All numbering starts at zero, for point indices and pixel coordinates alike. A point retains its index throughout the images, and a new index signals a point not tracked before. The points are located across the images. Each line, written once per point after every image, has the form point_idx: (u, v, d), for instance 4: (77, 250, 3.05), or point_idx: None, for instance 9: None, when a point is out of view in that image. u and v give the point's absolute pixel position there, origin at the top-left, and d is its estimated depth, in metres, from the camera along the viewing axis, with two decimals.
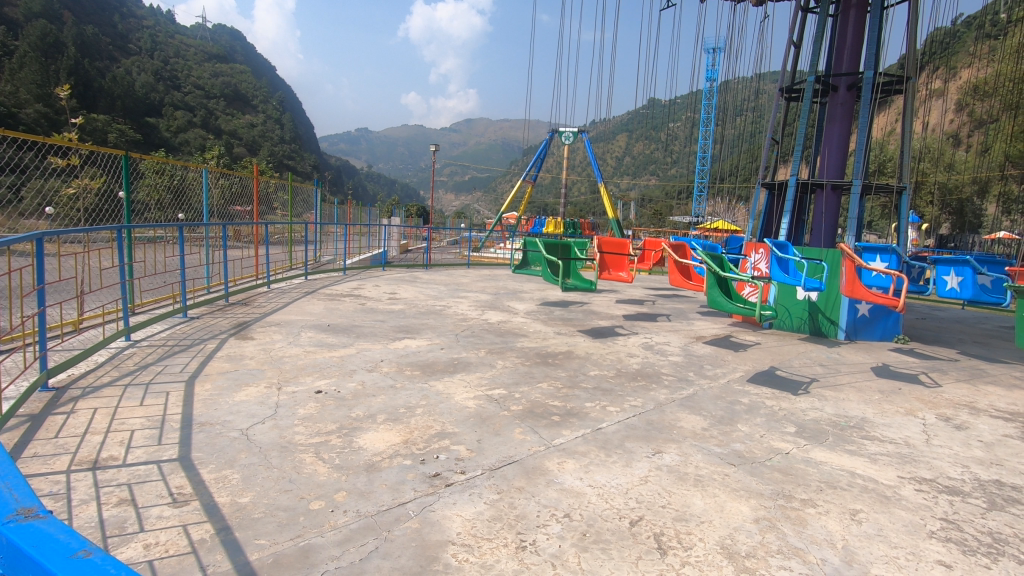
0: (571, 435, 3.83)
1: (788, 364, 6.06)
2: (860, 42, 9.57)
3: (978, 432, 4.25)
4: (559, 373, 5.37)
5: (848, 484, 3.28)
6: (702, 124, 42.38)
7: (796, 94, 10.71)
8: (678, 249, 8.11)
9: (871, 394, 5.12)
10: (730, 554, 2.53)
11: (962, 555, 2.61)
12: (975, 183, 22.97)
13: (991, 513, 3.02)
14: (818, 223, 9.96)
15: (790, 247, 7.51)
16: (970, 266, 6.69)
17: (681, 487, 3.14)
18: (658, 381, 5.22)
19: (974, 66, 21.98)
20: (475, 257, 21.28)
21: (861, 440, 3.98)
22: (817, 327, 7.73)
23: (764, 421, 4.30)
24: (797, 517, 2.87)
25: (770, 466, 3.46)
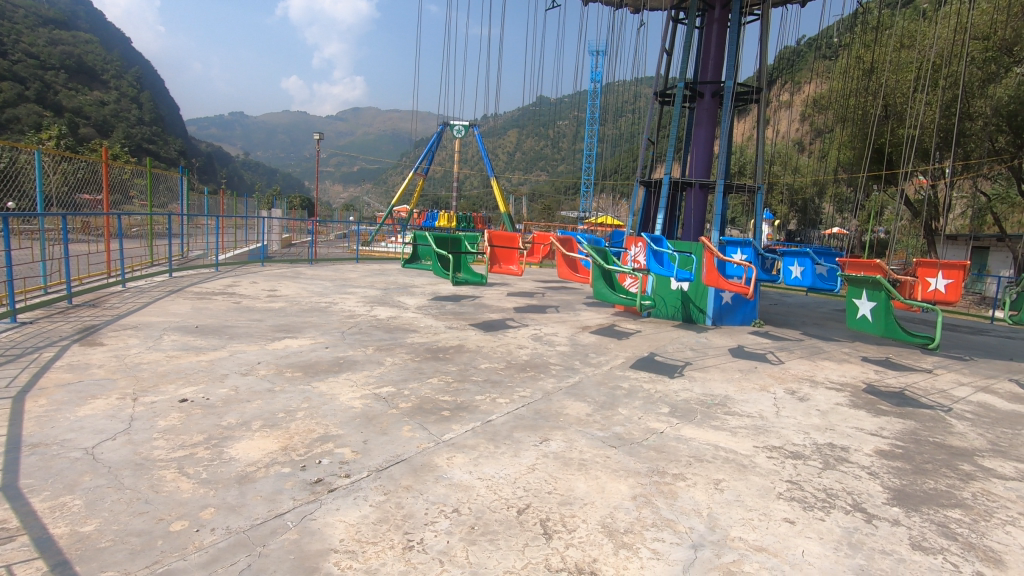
0: (461, 429, 3.82)
1: (663, 350, 6.54)
2: (722, 54, 10.50)
3: (816, 402, 4.88)
4: (449, 367, 5.34)
5: (713, 456, 3.60)
6: (588, 123, 44.20)
7: (669, 99, 11.51)
8: (566, 243, 8.39)
9: (732, 373, 5.68)
10: (610, 531, 2.66)
11: (803, 511, 2.97)
12: (816, 185, 26.26)
13: (825, 472, 3.48)
14: (688, 218, 10.81)
15: (665, 241, 8.08)
16: (809, 257, 7.78)
17: (565, 472, 3.25)
18: (546, 371, 5.38)
19: (814, 82, 25.02)
20: (364, 251, 20.51)
21: (724, 416, 4.40)
22: (688, 315, 8.42)
23: (642, 403, 4.59)
24: (668, 490, 3.10)
25: (645, 446, 3.70)
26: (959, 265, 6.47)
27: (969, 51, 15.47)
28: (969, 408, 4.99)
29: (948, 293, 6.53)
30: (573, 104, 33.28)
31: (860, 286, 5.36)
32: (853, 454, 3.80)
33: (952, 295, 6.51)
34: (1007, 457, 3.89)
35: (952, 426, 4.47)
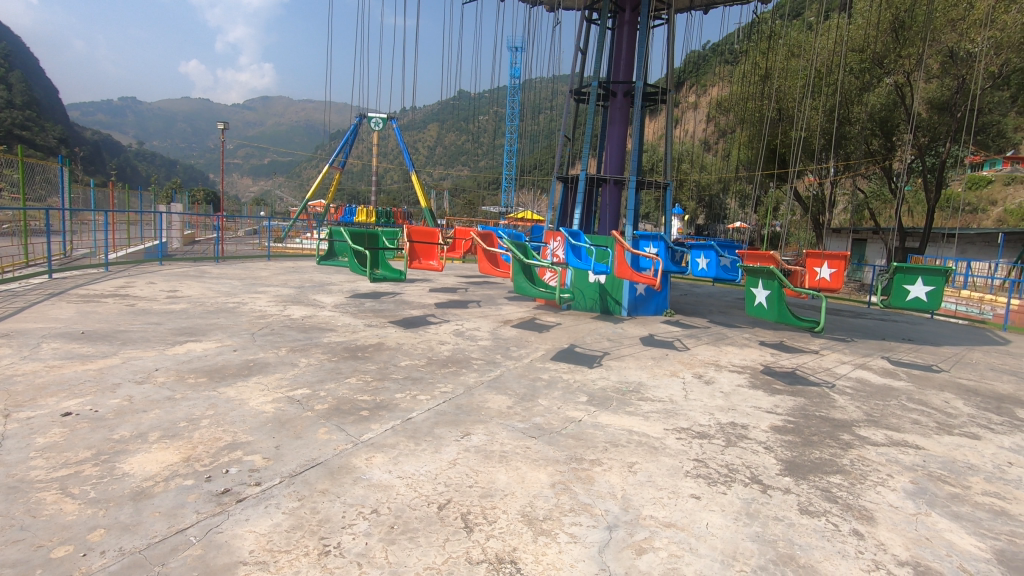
0: (381, 428, 3.74)
1: (582, 341, 6.74)
2: (633, 55, 10.94)
3: (719, 384, 5.24)
4: (368, 366, 5.21)
5: (628, 440, 3.77)
6: (508, 118, 44.49)
7: (584, 97, 11.81)
8: (486, 238, 8.43)
9: (646, 361, 5.97)
10: (530, 520, 2.72)
11: (708, 486, 3.19)
12: (720, 183, 28.03)
13: (728, 449, 3.74)
14: (604, 213, 11.18)
15: (582, 235, 8.32)
16: (713, 250, 8.28)
17: (486, 465, 3.28)
18: (467, 366, 5.39)
19: (717, 86, 26.67)
20: (277, 249, 19.53)
21: (638, 402, 4.61)
22: (605, 306, 8.73)
23: (561, 394, 4.72)
24: (585, 476, 3.21)
25: (564, 435, 3.81)
26: (841, 256, 7.14)
27: (848, 62, 17.07)
28: (849, 383, 5.55)
29: (831, 281, 7.19)
30: (492, 100, 33.35)
31: (758, 276, 5.78)
32: (751, 430, 4.11)
33: (835, 282, 7.18)
34: (879, 426, 4.38)
35: (835, 401, 4.96)
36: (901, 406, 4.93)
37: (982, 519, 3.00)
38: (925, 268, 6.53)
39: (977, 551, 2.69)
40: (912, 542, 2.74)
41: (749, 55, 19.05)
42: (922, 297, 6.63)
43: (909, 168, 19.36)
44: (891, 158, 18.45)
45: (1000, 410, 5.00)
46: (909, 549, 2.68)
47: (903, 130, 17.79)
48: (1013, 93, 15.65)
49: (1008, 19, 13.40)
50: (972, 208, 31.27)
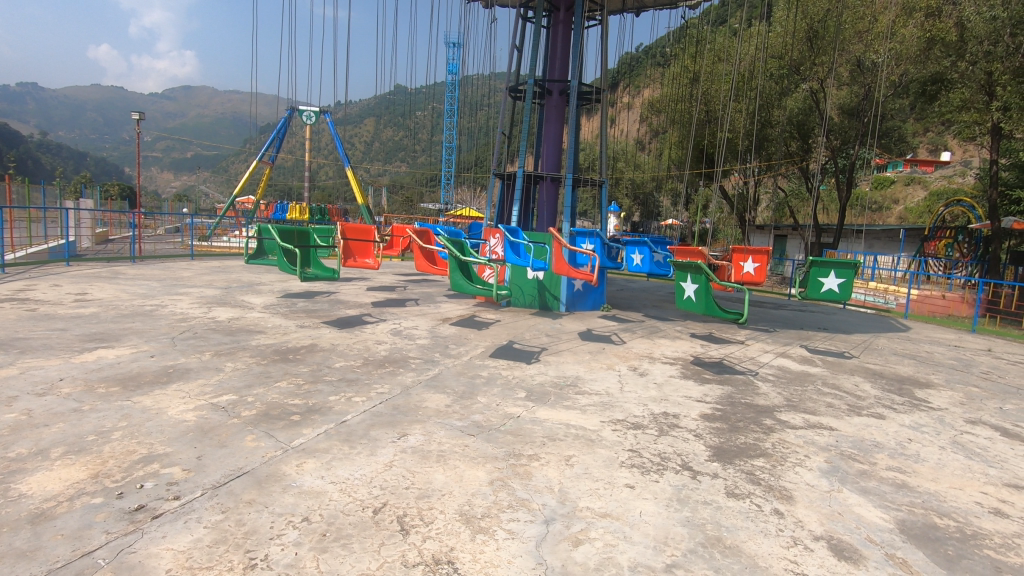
0: (313, 433, 3.61)
1: (521, 337, 6.79)
2: (568, 55, 11.13)
3: (653, 376, 5.42)
4: (300, 369, 5.01)
5: (565, 435, 3.82)
6: (447, 114, 44.11)
7: (520, 95, 11.87)
8: (423, 236, 8.31)
9: (583, 355, 6.08)
10: (467, 518, 2.70)
11: (641, 475, 3.28)
12: (654, 181, 28.99)
13: (661, 438, 3.87)
14: (541, 210, 11.28)
15: (520, 233, 8.38)
16: (647, 246, 8.57)
17: (424, 466, 3.23)
18: (405, 365, 5.30)
19: (650, 87, 27.57)
20: (202, 248, 18.48)
21: (575, 395, 4.69)
22: (544, 303, 8.83)
23: (499, 390, 4.72)
24: (524, 471, 3.23)
25: (503, 431, 3.81)
26: (764, 251, 7.55)
27: (768, 68, 18.06)
28: (772, 371, 5.89)
29: (756, 275, 7.59)
30: (430, 95, 32.95)
31: (686, 271, 6.01)
32: (683, 419, 4.27)
33: (759, 276, 7.58)
34: (797, 410, 4.67)
35: (759, 388, 5.24)
36: (817, 390, 5.29)
37: (886, 492, 3.26)
38: (837, 261, 7.02)
39: (881, 522, 2.92)
40: (826, 517, 2.94)
41: (679, 58, 19.79)
42: (834, 289, 7.14)
43: (823, 169, 20.77)
44: (808, 159, 19.69)
45: (901, 391, 5.46)
46: (824, 524, 2.86)
47: (818, 133, 19.02)
48: (910, 101, 17.09)
49: (905, 32, 14.62)
50: (877, 206, 33.92)
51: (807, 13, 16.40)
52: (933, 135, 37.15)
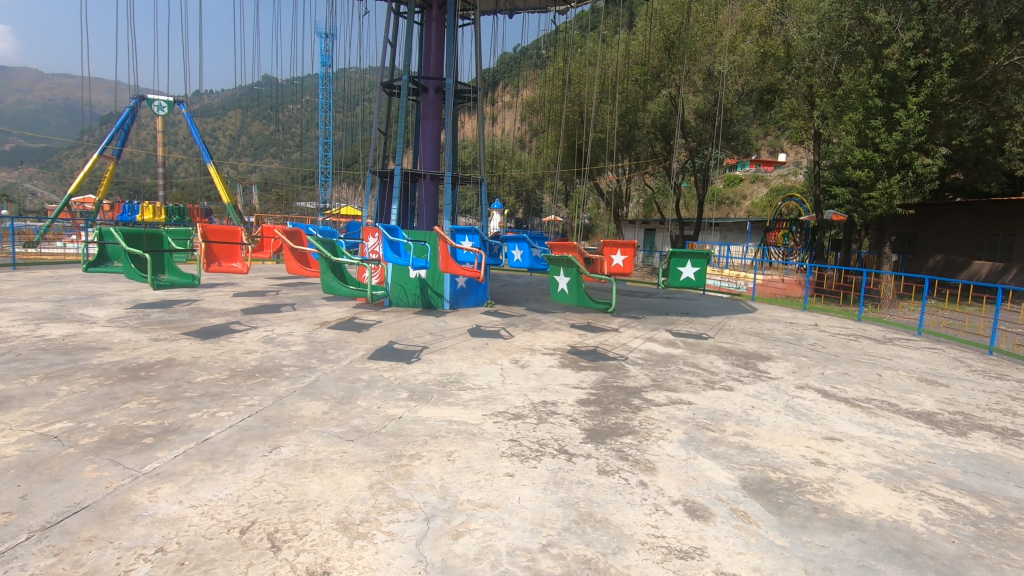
0: (169, 455, 3.30)
1: (404, 337, 6.69)
2: (442, 53, 11.13)
3: (533, 367, 5.64)
4: (154, 386, 4.53)
5: (447, 431, 3.86)
6: (321, 109, 41.91)
7: (395, 90, 11.61)
8: (295, 235, 7.86)
9: (466, 351, 6.15)
10: (345, 526, 2.64)
11: (521, 463, 3.41)
12: (534, 179, 29.79)
13: (540, 425, 4.05)
14: (422, 208, 11.14)
15: (400, 231, 8.21)
16: (526, 242, 8.86)
17: (297, 477, 3.09)
18: (278, 374, 5.00)
19: (527, 87, 28.26)
20: (29, 255, 15.91)
21: (458, 391, 4.74)
22: (428, 301, 8.77)
23: (381, 392, 4.63)
24: (404, 472, 3.21)
25: (384, 434, 3.75)
26: (630, 244, 8.05)
27: (632, 74, 19.16)
28: (640, 354, 6.39)
29: (625, 266, 8.08)
30: (301, 88, 31.08)
31: (559, 265, 6.30)
32: (560, 406, 4.50)
33: (628, 267, 8.09)
34: (662, 389, 5.11)
35: (629, 371, 5.67)
36: (679, 369, 5.83)
37: (732, 455, 3.69)
38: (693, 253, 7.74)
39: (728, 481, 3.31)
40: (683, 482, 3.26)
41: (553, 60, 20.46)
42: (691, 277, 7.89)
43: (683, 168, 22.67)
44: (671, 159, 21.41)
45: (747, 364, 6.20)
46: (681, 489, 3.17)
47: (677, 135, 20.75)
48: (751, 109, 19.19)
49: (743, 48, 16.74)
50: (730, 202, 37.75)
51: (664, 26, 17.94)
52: (772, 139, 42.18)
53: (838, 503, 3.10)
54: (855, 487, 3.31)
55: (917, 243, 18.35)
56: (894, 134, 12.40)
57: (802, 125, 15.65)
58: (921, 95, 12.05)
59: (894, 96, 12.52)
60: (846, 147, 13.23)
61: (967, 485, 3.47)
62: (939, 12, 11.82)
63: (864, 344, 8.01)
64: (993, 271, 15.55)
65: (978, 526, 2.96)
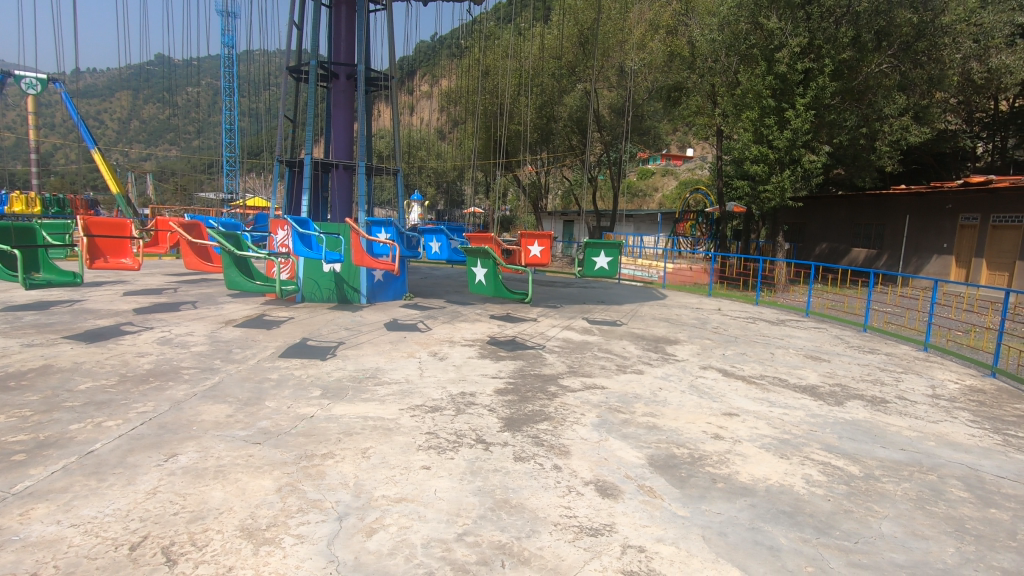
0: (45, 471, 2.98)
1: (317, 334, 6.44)
2: (353, 39, 10.74)
3: (451, 359, 5.62)
4: (26, 397, 4.07)
5: (362, 427, 3.77)
6: (224, 93, 39.13)
7: (303, 76, 11.06)
8: (194, 228, 7.31)
9: (383, 346, 6.02)
10: (250, 532, 2.52)
11: (438, 455, 3.40)
12: (454, 170, 29.58)
13: (458, 417, 4.05)
14: (335, 199, 10.75)
15: (311, 223, 7.87)
16: (444, 234, 8.85)
17: (197, 485, 2.91)
18: (175, 378, 4.65)
19: (445, 77, 27.90)
20: None
21: (374, 387, 4.64)
22: (343, 295, 8.50)
23: (291, 392, 4.44)
24: (316, 472, 3.11)
25: (294, 434, 3.61)
26: (547, 235, 8.18)
27: (549, 66, 19.69)
28: (557, 343, 6.55)
29: (542, 257, 8.23)
30: (201, 70, 28.82)
31: (476, 256, 6.29)
32: (478, 396, 4.53)
33: (545, 258, 8.24)
34: (577, 375, 5.28)
35: (546, 359, 5.79)
36: (594, 355, 6.04)
37: (640, 435, 3.89)
38: (605, 243, 8.02)
39: (636, 459, 3.48)
40: (595, 464, 3.40)
41: (470, 51, 20.31)
42: (605, 267, 8.18)
43: (599, 161, 23.37)
44: (587, 152, 21.99)
45: (656, 349, 6.53)
46: (593, 470, 3.31)
47: (592, 129, 21.34)
48: (660, 105, 20.07)
49: (652, 46, 17.75)
50: (643, 194, 39.42)
51: (579, 21, 18.42)
52: (680, 135, 44.46)
53: (733, 473, 3.36)
54: (749, 457, 3.60)
55: (806, 232, 20.12)
56: (785, 132, 13.45)
57: (707, 122, 16.59)
58: (807, 97, 13.13)
59: (785, 97, 13.57)
60: (744, 143, 14.22)
61: (842, 449, 3.87)
62: (822, 21, 12.91)
63: (760, 325, 8.68)
64: (868, 257, 17.31)
65: (849, 484, 3.32)
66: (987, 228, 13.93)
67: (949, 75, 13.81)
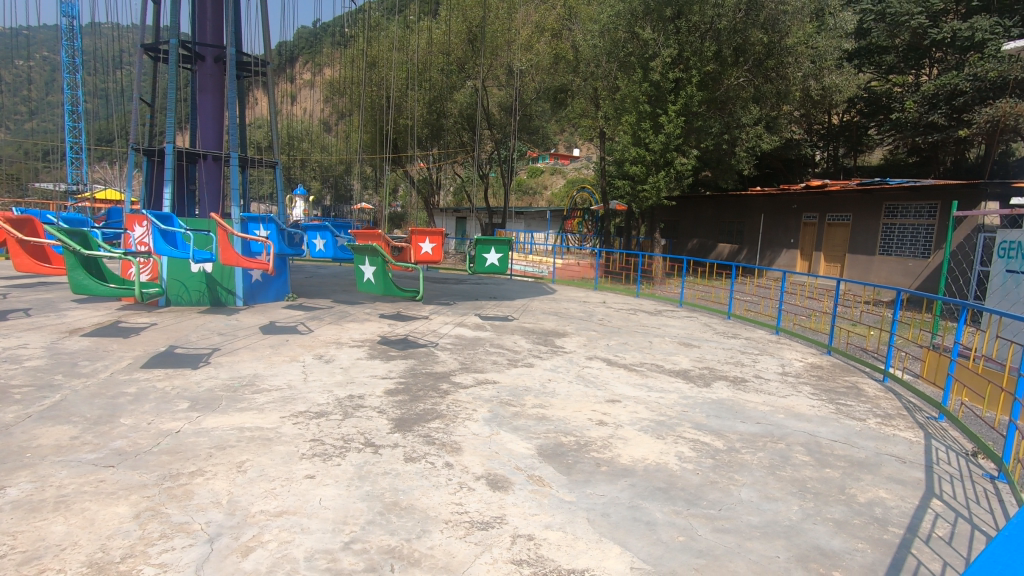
0: None
1: (185, 340, 5.86)
2: (221, 19, 9.87)
3: (339, 361, 5.39)
4: None
5: (237, 439, 3.50)
6: (65, 70, 34.17)
7: (163, 55, 9.97)
8: (26, 224, 6.29)
9: (262, 350, 5.62)
10: (101, 568, 2.23)
11: (323, 463, 3.24)
12: (341, 163, 28.37)
13: (345, 421, 3.90)
14: (203, 192, 9.84)
15: (175, 219, 7.13)
16: (329, 231, 8.48)
17: (33, 520, 2.52)
18: (3, 399, 3.98)
19: (329, 66, 26.62)
20: None
21: (252, 395, 4.32)
22: (216, 298, 7.82)
23: (153, 406, 4.01)
24: (182, 493, 2.83)
25: (156, 452, 3.26)
26: (439, 232, 8.09)
27: (437, 61, 19.51)
28: (450, 340, 6.53)
29: (434, 254, 8.12)
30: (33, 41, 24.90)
31: (363, 254, 6.08)
32: (367, 399, 4.38)
33: (437, 254, 8.14)
34: (469, 371, 5.31)
35: (438, 357, 5.75)
36: (486, 351, 6.11)
37: (529, 426, 3.99)
38: (496, 240, 8.11)
39: (526, 450, 3.57)
40: (486, 458, 3.44)
41: (354, 41, 19.51)
42: (495, 263, 8.28)
43: (490, 158, 23.62)
44: (477, 148, 22.12)
45: (546, 342, 6.75)
46: (484, 464, 3.34)
47: (482, 126, 21.50)
48: (548, 106, 20.64)
49: (538, 47, 18.35)
50: (533, 191, 40.44)
51: (466, 18, 18.45)
52: (567, 136, 46.18)
53: (615, 456, 3.56)
54: (629, 440, 3.84)
55: (679, 229, 21.84)
56: (659, 136, 14.55)
57: (591, 124, 17.71)
58: (677, 104, 14.25)
59: (659, 103, 14.61)
60: (624, 144, 15.18)
61: (709, 426, 4.26)
62: (689, 35, 14.03)
63: (640, 316, 9.30)
64: (731, 251, 19.18)
65: (714, 458, 3.66)
66: (824, 226, 16.01)
67: (793, 91, 15.28)
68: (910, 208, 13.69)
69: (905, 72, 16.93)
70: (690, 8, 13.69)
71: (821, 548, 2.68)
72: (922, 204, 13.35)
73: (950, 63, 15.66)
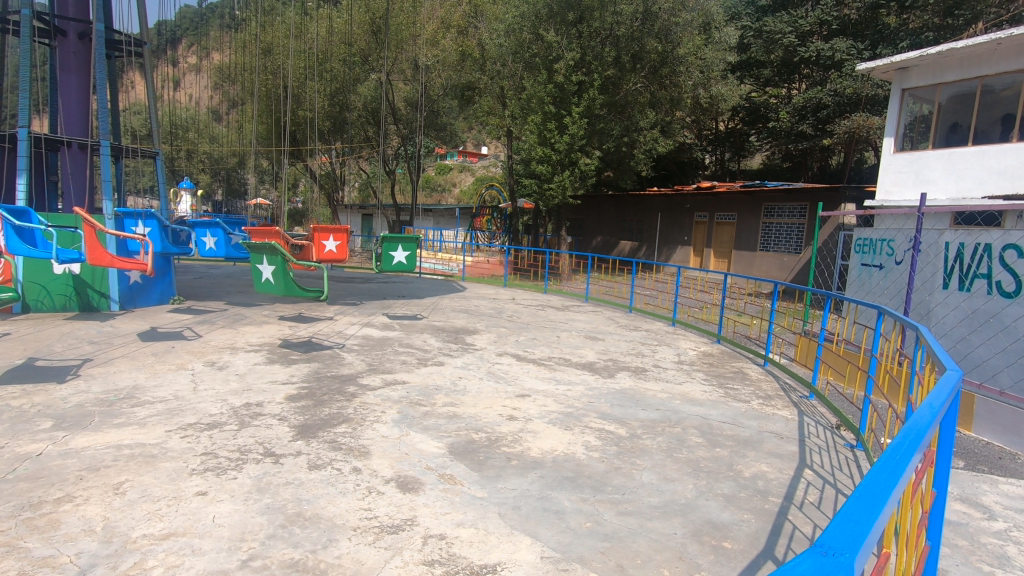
0: None
1: (48, 351, 5.19)
2: None
3: (234, 367, 5.03)
4: None
5: (115, 458, 3.16)
6: None
7: (14, 28, 8.77)
8: None
9: (143, 359, 5.11)
10: None
11: (216, 477, 3.01)
12: (234, 156, 26.47)
13: (241, 431, 3.64)
14: (66, 184, 8.77)
15: (32, 214, 6.29)
16: (221, 228, 7.90)
17: None
18: None
19: (217, 50, 24.69)
20: None
21: (131, 409, 3.92)
22: (86, 302, 7.02)
23: (7, 427, 3.51)
24: (46, 523, 2.51)
25: (11, 480, 2.86)
26: (343, 229, 7.78)
27: (339, 52, 18.75)
28: (356, 341, 6.32)
29: (338, 252, 7.81)
30: None
31: (260, 252, 5.70)
32: (266, 406, 4.13)
33: (341, 253, 7.84)
34: (377, 372, 5.17)
35: (344, 359, 5.54)
36: (394, 351, 5.97)
37: (440, 425, 3.96)
38: (403, 238, 7.94)
39: (436, 450, 3.54)
40: (395, 460, 3.36)
41: (247, 25, 18.25)
42: (403, 261, 8.13)
43: (397, 154, 23.11)
44: (383, 144, 21.53)
45: (456, 340, 6.72)
46: (393, 466, 3.27)
47: (388, 120, 20.97)
48: (454, 103, 20.53)
49: (444, 44, 18.16)
50: (440, 189, 40.04)
51: (370, 8, 17.90)
52: (474, 134, 46.18)
53: (525, 450, 3.63)
54: (538, 433, 3.92)
55: (584, 227, 22.67)
56: (564, 136, 14.96)
57: (498, 122, 17.91)
58: (580, 106, 14.74)
59: (563, 104, 15.01)
60: (530, 144, 15.46)
61: (613, 415, 4.46)
62: (590, 40, 14.52)
63: (548, 312, 9.53)
64: (631, 248, 20.22)
65: (618, 445, 3.84)
66: (713, 224, 17.31)
67: (684, 98, 16.29)
68: (785, 209, 15.20)
69: (779, 84, 18.61)
70: (591, 14, 14.16)
71: (712, 522, 2.90)
72: (795, 204, 14.89)
73: (815, 80, 17.47)
